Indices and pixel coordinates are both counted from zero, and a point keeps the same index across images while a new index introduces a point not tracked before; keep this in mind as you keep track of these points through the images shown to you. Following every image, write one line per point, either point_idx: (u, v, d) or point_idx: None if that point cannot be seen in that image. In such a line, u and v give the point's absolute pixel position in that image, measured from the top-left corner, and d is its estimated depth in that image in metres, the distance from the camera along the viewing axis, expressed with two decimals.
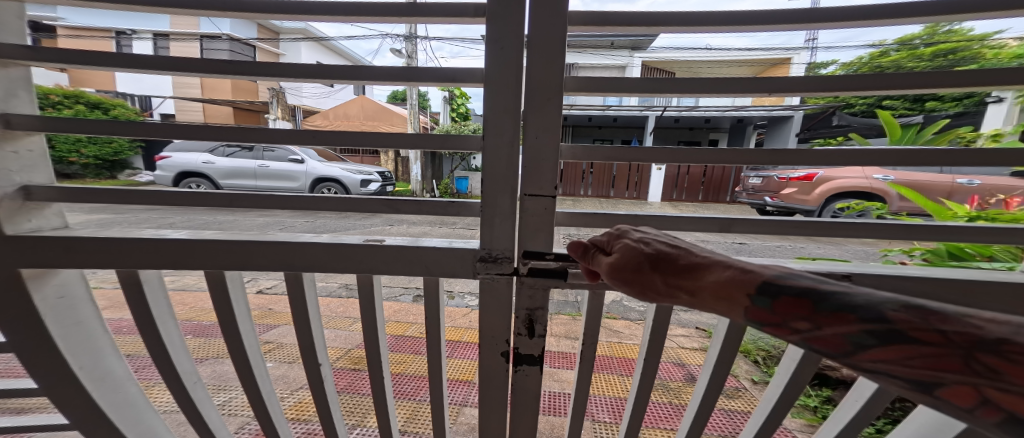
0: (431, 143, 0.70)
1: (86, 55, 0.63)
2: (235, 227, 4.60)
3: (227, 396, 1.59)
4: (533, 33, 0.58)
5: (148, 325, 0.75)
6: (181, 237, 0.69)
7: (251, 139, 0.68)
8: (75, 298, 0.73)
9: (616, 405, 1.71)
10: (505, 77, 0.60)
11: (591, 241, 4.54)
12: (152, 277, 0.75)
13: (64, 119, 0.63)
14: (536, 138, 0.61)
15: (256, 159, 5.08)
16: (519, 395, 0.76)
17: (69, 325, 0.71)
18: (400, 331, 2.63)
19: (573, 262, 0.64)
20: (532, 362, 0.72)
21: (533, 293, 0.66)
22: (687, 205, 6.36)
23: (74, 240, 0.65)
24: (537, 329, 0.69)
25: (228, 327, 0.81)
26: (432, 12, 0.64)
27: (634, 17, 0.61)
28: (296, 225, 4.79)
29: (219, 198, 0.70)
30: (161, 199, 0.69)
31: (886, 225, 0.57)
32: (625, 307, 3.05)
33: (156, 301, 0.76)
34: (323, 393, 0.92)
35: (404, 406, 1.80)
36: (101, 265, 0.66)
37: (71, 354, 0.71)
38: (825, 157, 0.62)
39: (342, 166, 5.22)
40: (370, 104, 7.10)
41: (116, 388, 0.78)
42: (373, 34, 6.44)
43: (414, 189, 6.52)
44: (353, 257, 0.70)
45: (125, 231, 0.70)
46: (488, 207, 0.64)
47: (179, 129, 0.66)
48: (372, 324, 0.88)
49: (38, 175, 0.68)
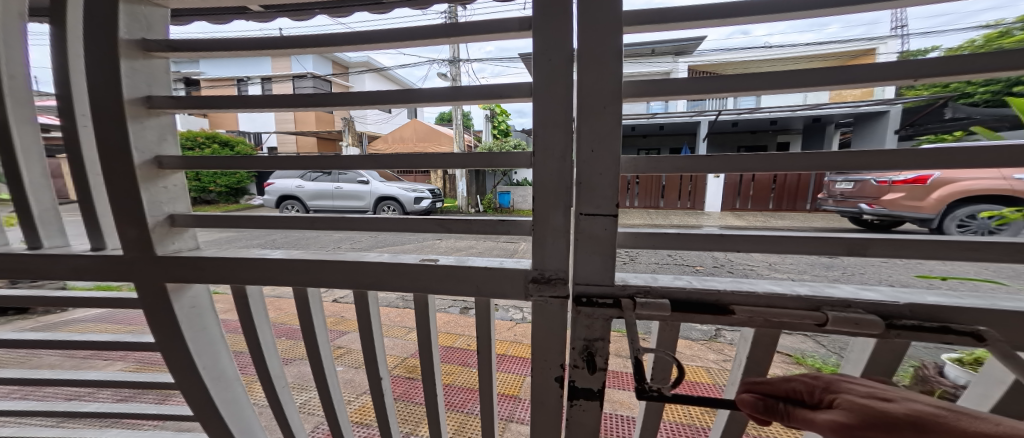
0: (480, 161, 0.75)
1: (209, 99, 0.80)
2: (314, 243, 5.21)
3: (305, 396, 1.80)
4: (582, 48, 0.62)
5: (252, 332, 0.91)
6: (280, 257, 0.83)
7: (326, 163, 0.80)
8: (202, 307, 0.89)
9: (675, 430, 1.62)
10: (554, 93, 0.65)
11: (642, 255, 4.39)
12: (254, 291, 0.90)
13: (201, 157, 0.81)
14: (590, 151, 0.64)
15: (335, 182, 5.75)
16: (572, 429, 0.77)
17: (198, 330, 0.88)
18: (450, 342, 2.74)
19: (640, 290, 0.65)
20: (589, 397, 0.74)
21: (592, 323, 0.68)
22: (751, 216, 5.85)
23: (200, 260, 0.81)
24: (597, 363, 0.70)
25: (308, 334, 0.94)
26: (478, 28, 0.71)
27: (678, 18, 0.61)
28: (364, 240, 5.27)
29: (307, 220, 0.81)
30: (266, 223, 0.84)
31: (1000, 245, 0.50)
32: (684, 326, 2.87)
33: (257, 311, 0.91)
34: (385, 400, 1.01)
35: (453, 416, 1.88)
36: (220, 281, 0.82)
37: (198, 356, 0.87)
38: (906, 163, 0.56)
39: (401, 185, 5.63)
40: (425, 127, 7.60)
41: (228, 387, 0.93)
42: (426, 62, 6.96)
43: (462, 205, 6.77)
44: (415, 275, 0.78)
45: (237, 251, 0.85)
46: (540, 224, 0.67)
47: (282, 158, 0.80)
48: (428, 338, 0.94)
49: (178, 205, 0.86)
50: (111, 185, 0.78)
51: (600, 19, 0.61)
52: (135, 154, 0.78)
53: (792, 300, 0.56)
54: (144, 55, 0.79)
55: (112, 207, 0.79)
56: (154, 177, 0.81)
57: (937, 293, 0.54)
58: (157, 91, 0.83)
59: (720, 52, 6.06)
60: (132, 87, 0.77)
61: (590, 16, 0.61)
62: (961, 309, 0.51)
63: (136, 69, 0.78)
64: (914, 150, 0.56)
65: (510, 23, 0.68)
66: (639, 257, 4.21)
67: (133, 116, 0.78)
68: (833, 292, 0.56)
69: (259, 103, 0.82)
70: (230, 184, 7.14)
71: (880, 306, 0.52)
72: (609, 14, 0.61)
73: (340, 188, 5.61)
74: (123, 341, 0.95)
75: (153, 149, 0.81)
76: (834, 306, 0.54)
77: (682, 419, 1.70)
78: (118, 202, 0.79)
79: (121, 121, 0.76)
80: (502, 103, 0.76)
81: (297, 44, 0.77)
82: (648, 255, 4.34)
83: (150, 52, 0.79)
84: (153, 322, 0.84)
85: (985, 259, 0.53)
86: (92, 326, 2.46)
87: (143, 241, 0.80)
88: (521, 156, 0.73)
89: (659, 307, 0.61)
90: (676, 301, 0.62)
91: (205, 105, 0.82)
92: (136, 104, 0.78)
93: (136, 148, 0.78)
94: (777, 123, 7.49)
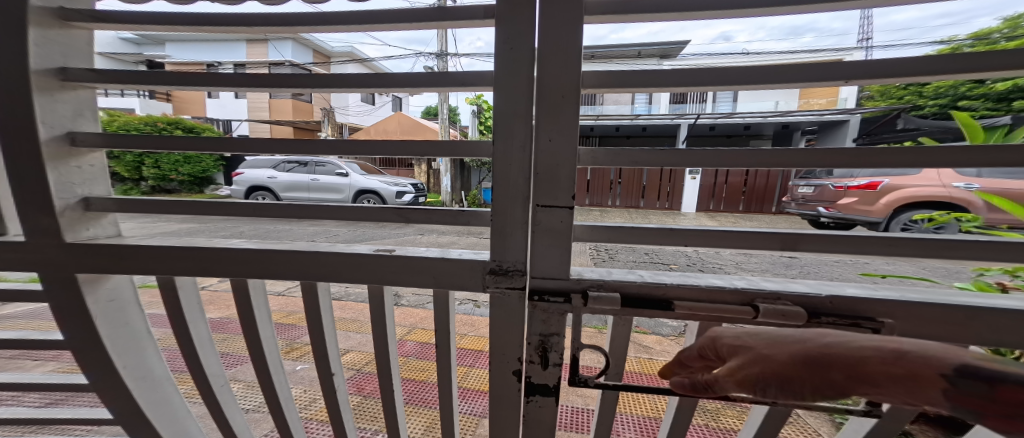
0: (442, 151, 0.71)
1: (133, 75, 0.72)
2: (284, 236, 5.01)
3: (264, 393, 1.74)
4: (544, 32, 0.59)
5: (182, 328, 0.84)
6: (213, 246, 0.76)
7: (254, 149, 0.70)
8: (123, 301, 0.82)
9: (641, 424, 1.64)
10: (515, 80, 0.61)
11: (619, 253, 4.45)
12: (186, 283, 0.83)
13: (124, 137, 0.73)
14: (548, 140, 0.62)
15: (310, 173, 5.55)
16: (530, 426, 0.76)
17: (118, 326, 0.81)
18: (425, 338, 2.70)
19: (594, 284, 0.63)
20: (545, 393, 0.73)
21: (548, 318, 0.66)
22: (722, 217, 6.07)
23: (120, 249, 0.74)
24: (551, 359, 0.69)
25: (249, 330, 0.85)
26: (439, 15, 0.66)
27: (639, 9, 0.60)
28: (338, 234, 5.12)
29: (245, 208, 0.75)
30: (199, 210, 0.77)
31: (936, 243, 0.51)
32: (655, 322, 2.93)
33: (189, 304, 0.84)
34: (337, 400, 0.96)
35: (423, 413, 1.84)
36: (144, 272, 0.75)
37: (118, 354, 0.80)
38: (855, 161, 0.57)
39: (380, 178, 5.50)
40: (407, 120, 7.44)
41: (155, 387, 0.86)
42: (408, 54, 6.79)
43: (443, 200, 6.68)
44: (365, 268, 0.73)
45: (165, 240, 0.78)
46: (499, 217, 0.65)
47: (216, 142, 0.73)
48: (384, 334, 0.90)
49: (97, 188, 0.79)
50: (13, 164, 0.70)
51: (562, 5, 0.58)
52: (44, 130, 0.70)
53: (730, 293, 0.56)
54: (61, 24, 0.72)
55: (14, 188, 0.70)
56: (66, 157, 0.73)
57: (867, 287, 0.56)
58: (75, 62, 0.74)
59: (699, 57, 6.23)
60: (43, 57, 0.69)
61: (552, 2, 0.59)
62: (898, 305, 0.51)
63: (49, 39, 0.70)
64: (862, 149, 0.57)
65: (474, 10, 0.63)
66: (616, 256, 4.28)
67: (42, 88, 0.69)
68: (764, 285, 0.57)
69: (199, 81, 0.75)
70: (194, 174, 6.75)
71: (820, 302, 0.53)
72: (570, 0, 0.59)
73: (316, 179, 5.43)
74: (34, 338, 0.86)
75: (66, 125, 0.73)
76: (764, 298, 0.54)
77: (649, 414, 1.72)
78: (22, 183, 0.70)
79: (26, 93, 0.68)
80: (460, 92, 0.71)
81: (236, 19, 0.70)
82: (624, 253, 4.41)
83: (68, 21, 0.71)
84: (62, 317, 0.76)
85: (921, 258, 0.54)
86: (25, 323, 2.26)
87: (51, 227, 0.72)
88: (481, 147, 0.69)
89: (609, 302, 0.60)
90: (626, 296, 0.61)
91: (129, 80, 0.74)
92: (47, 75, 0.70)
93: (45, 123, 0.70)
94: (750, 128, 7.78)
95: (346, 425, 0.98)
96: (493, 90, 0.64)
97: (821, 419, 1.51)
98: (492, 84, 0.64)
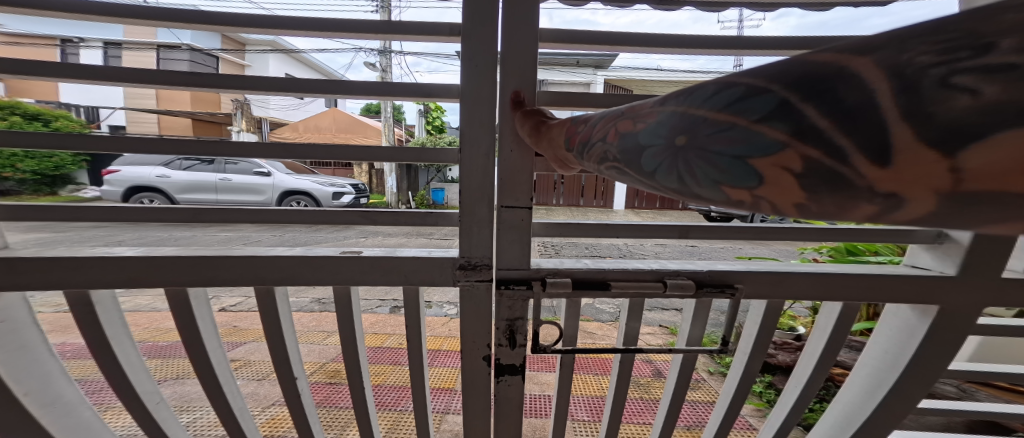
0: (408, 156, 0.76)
1: (19, 64, 0.62)
2: (199, 244, 4.45)
3: (195, 415, 1.61)
4: (505, 54, 0.70)
5: (104, 346, 0.74)
6: (142, 254, 0.69)
7: (213, 151, 0.68)
8: (14, 320, 0.70)
9: (592, 403, 1.85)
10: (482, 94, 0.71)
11: (564, 248, 4.73)
12: (105, 298, 0.74)
13: (21, 136, 0.63)
14: (510, 151, 0.73)
15: (219, 172, 4.85)
16: (501, 404, 0.88)
17: (13, 348, 0.68)
18: (378, 342, 2.67)
19: (551, 272, 0.75)
20: (513, 372, 0.85)
21: (513, 304, 0.77)
22: (649, 213, 6.75)
23: (14, 263, 0.64)
24: (518, 339, 0.81)
25: (192, 346, 0.80)
26: (410, 28, 0.69)
27: (581, 35, 0.72)
28: (266, 240, 4.71)
29: (187, 212, 0.71)
30: (121, 216, 0.70)
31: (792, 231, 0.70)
32: (594, 310, 3.20)
33: (110, 320, 0.74)
34: (301, 405, 0.98)
35: (384, 416, 1.84)
36: (52, 288, 0.66)
37: (17, 381, 0.68)
38: None
39: (313, 179, 5.29)
40: (345, 116, 6.98)
41: (70, 412, 0.75)
42: (346, 48, 6.39)
43: (389, 202, 6.48)
44: (326, 269, 0.74)
45: (78, 251, 0.70)
46: (467, 217, 0.75)
47: (154, 143, 0.68)
48: (351, 334, 0.94)
49: None
50: None
51: (522, 30, 0.69)
52: None
53: (648, 273, 0.72)
54: None
55: None
56: None
57: (740, 263, 0.74)
58: None
59: (627, 69, 6.83)
60: None
61: (515, 31, 0.69)
62: (759, 274, 0.70)
63: None
64: None
65: (440, 27, 0.69)
66: (561, 251, 4.56)
67: None
68: (669, 266, 0.74)
69: (130, 76, 0.68)
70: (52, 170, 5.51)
71: (709, 277, 0.71)
72: (528, 27, 0.69)
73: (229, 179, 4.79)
74: None
75: None
76: (670, 276, 0.71)
77: (595, 393, 1.94)
78: None
79: None
80: (435, 101, 0.78)
81: (169, 12, 0.64)
82: (568, 248, 4.70)
83: None
84: None
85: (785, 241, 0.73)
86: None
87: None
88: (449, 153, 0.78)
89: (562, 285, 0.72)
90: (576, 280, 0.74)
91: (19, 69, 0.64)
92: None
93: None
94: None
95: (311, 429, 1.00)
96: (461, 104, 0.72)
97: (718, 380, 1.96)
98: (460, 97, 0.72)
